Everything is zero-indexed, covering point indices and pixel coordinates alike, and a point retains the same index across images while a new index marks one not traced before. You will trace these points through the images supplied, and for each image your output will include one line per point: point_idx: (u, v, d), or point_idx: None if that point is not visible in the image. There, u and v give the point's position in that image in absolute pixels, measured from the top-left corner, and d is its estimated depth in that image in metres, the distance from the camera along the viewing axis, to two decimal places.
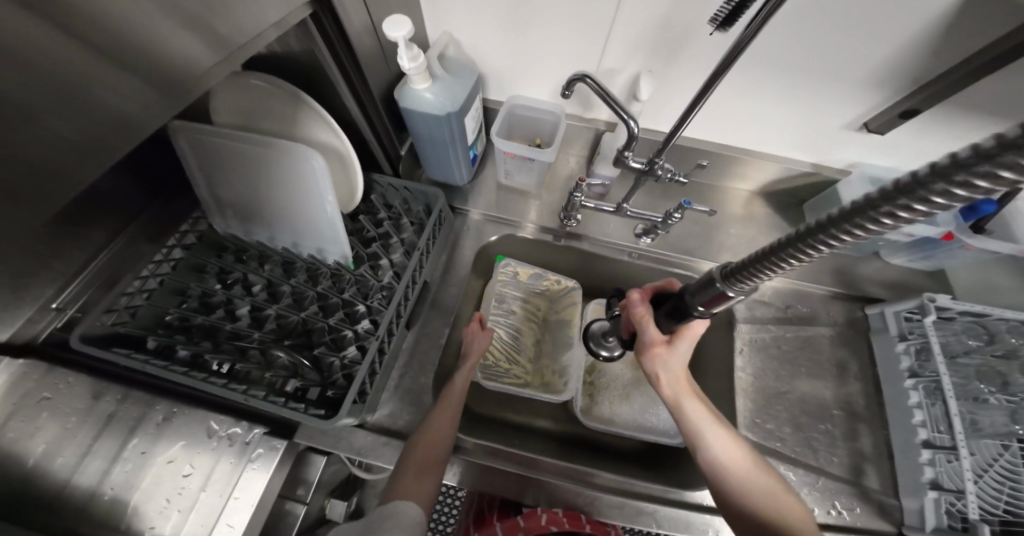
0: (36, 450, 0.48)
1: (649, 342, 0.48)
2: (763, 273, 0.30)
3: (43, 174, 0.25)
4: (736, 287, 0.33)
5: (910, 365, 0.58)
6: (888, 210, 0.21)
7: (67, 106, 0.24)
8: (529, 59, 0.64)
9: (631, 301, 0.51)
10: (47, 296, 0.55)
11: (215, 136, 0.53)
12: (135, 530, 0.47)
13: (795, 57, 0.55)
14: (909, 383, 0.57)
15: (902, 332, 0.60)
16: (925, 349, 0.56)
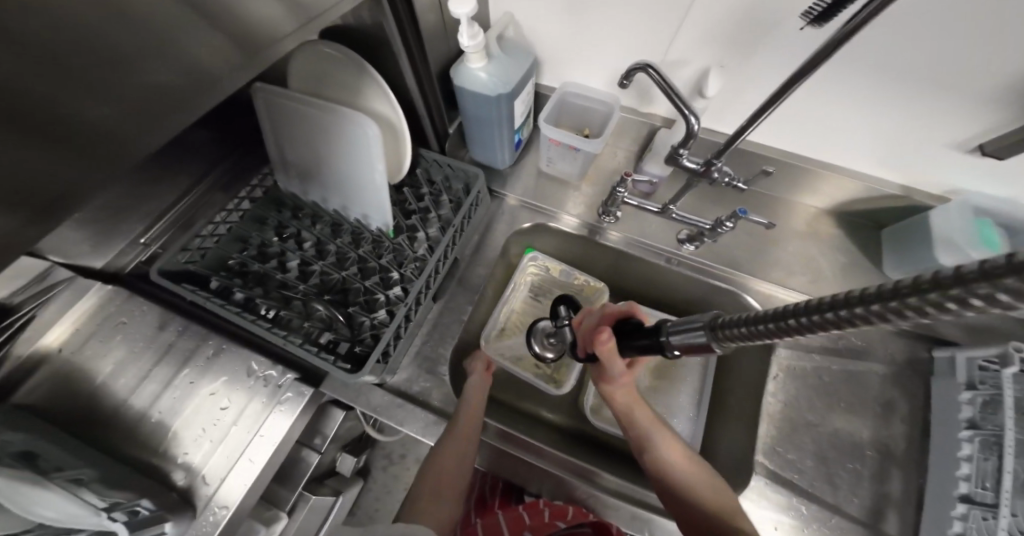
0: (104, 370, 0.57)
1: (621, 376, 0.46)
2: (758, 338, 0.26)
3: (145, 120, 0.29)
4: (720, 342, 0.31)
5: (970, 415, 0.50)
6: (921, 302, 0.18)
7: (167, 56, 0.28)
8: (587, 43, 0.62)
9: (600, 334, 0.45)
10: (137, 232, 0.65)
11: (288, 100, 0.58)
12: (171, 454, 0.54)
13: (903, 59, 0.48)
14: (965, 434, 0.49)
15: (972, 381, 0.51)
16: (994, 401, 0.47)
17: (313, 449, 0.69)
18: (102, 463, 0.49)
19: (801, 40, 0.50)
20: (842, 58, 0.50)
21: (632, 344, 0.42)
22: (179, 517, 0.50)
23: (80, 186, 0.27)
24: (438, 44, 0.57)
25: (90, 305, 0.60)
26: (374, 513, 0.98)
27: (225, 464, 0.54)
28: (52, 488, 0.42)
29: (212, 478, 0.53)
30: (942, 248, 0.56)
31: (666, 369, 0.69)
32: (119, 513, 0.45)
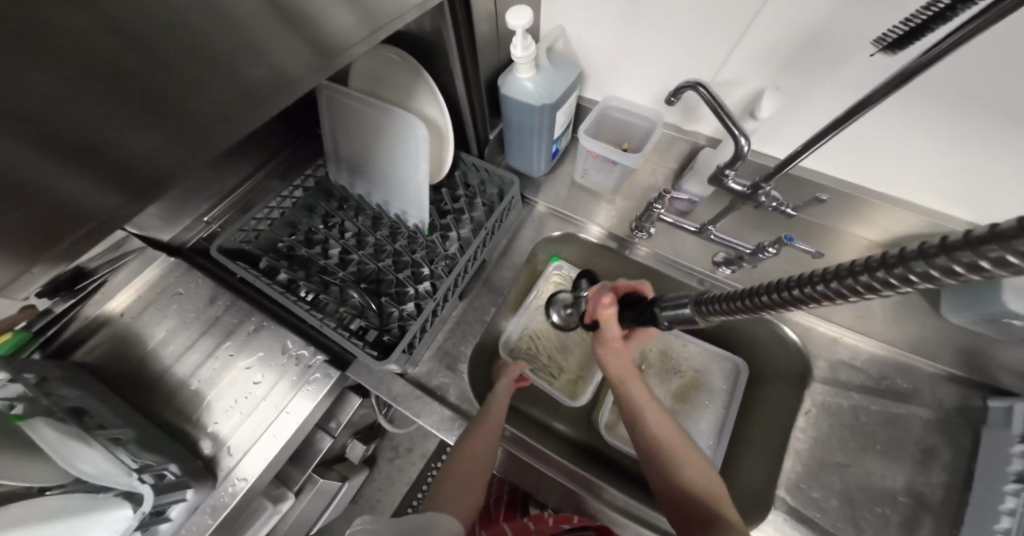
0: (157, 335, 0.63)
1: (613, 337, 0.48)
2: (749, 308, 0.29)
3: (227, 111, 0.32)
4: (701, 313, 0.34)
5: (1019, 468, 0.44)
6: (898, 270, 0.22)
7: (247, 53, 0.31)
8: (634, 58, 0.62)
9: (602, 299, 0.48)
10: (202, 211, 0.72)
11: (349, 99, 0.62)
12: (205, 420, 0.59)
13: (979, 90, 0.44)
14: (1009, 487, 0.43)
15: None
16: None
17: (327, 432, 0.72)
18: (140, 425, 0.54)
19: (866, 65, 0.48)
20: (913, 90, 0.47)
21: (631, 311, 0.44)
22: (201, 486, 0.54)
23: (169, 164, 0.31)
24: (492, 53, 0.59)
25: (155, 273, 0.67)
26: (375, 504, 0.99)
27: (250, 438, 0.58)
28: (93, 446, 0.48)
29: (236, 450, 0.57)
30: (1009, 289, 0.47)
31: (688, 394, 0.67)
32: (148, 475, 0.49)
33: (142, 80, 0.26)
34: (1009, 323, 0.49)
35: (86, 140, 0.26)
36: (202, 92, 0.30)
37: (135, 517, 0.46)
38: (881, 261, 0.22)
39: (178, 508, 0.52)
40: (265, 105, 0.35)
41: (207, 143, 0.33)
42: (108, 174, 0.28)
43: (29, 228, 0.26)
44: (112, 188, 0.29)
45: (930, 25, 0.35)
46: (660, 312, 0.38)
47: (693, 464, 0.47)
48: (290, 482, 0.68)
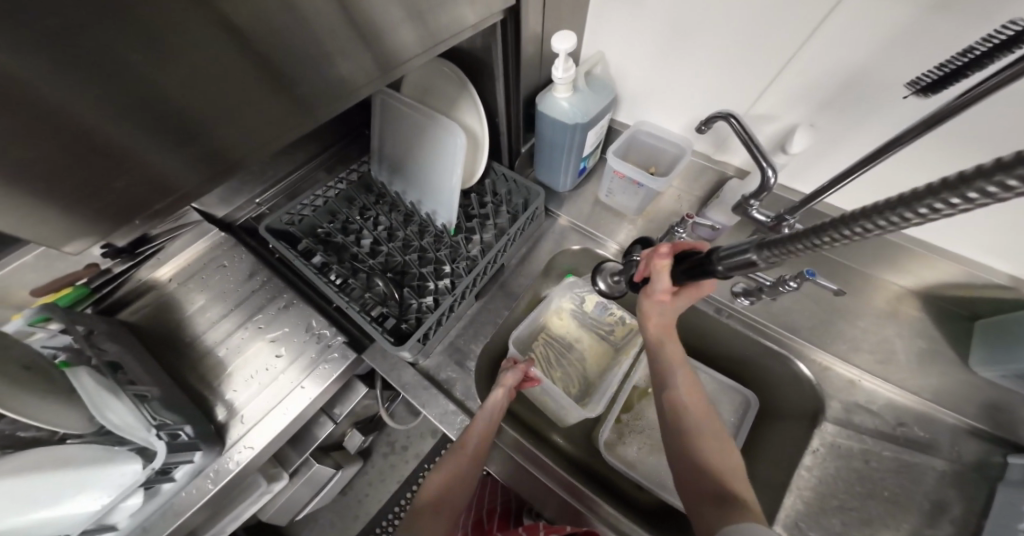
0: (196, 303, 0.69)
1: (661, 291, 0.48)
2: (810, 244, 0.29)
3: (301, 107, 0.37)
4: (764, 256, 0.33)
5: None
6: (958, 193, 0.21)
7: (326, 58, 0.36)
8: (670, 87, 0.65)
9: (659, 250, 0.48)
10: (255, 193, 0.78)
11: (399, 103, 0.68)
12: (227, 385, 0.63)
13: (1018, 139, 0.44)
14: None
15: None
16: None
17: (330, 418, 0.75)
18: (166, 387, 0.58)
19: (902, 105, 0.48)
20: (943, 136, 0.48)
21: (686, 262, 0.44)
22: (210, 450, 0.57)
23: (243, 152, 0.36)
24: (534, 72, 0.63)
25: (204, 247, 0.74)
26: (363, 498, 1.00)
27: (263, 408, 0.62)
28: (121, 399, 0.51)
29: (248, 419, 0.61)
30: None
31: None
32: (164, 433, 0.52)
33: (237, 79, 0.31)
34: None
35: (185, 124, 0.31)
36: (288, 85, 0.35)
37: (143, 472, 0.49)
38: (920, 191, 0.23)
39: (183, 469, 0.56)
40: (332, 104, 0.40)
41: (279, 131, 0.37)
42: (196, 156, 0.33)
43: (127, 193, 0.31)
44: (197, 168, 0.34)
45: (964, 71, 0.37)
46: (722, 262, 0.38)
47: (714, 437, 0.47)
48: (287, 465, 0.72)
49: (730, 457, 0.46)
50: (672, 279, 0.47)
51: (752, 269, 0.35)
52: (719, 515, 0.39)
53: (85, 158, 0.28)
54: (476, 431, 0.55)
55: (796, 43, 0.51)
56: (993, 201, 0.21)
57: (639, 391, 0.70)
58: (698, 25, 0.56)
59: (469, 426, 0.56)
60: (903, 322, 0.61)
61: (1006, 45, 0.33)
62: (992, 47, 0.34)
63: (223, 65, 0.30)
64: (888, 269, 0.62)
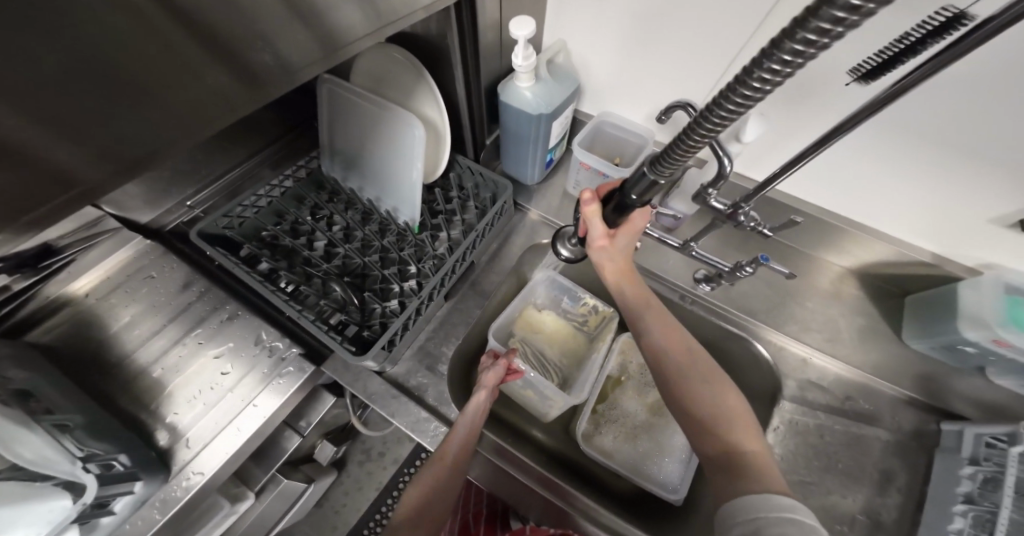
0: (122, 319, 0.60)
1: (597, 238, 0.49)
2: (685, 152, 0.31)
3: (222, 96, 0.32)
4: (659, 172, 0.36)
5: (968, 490, 0.47)
6: (800, 37, 0.19)
7: (251, 40, 0.31)
8: (630, 78, 0.64)
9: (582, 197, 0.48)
10: (186, 195, 0.71)
11: (347, 92, 0.62)
12: (164, 408, 0.56)
13: (953, 127, 0.46)
14: (958, 508, 0.47)
15: (975, 457, 0.48)
16: (994, 479, 0.45)
17: (296, 431, 0.69)
18: (92, 410, 0.51)
19: (845, 96, 0.51)
20: (882, 127, 0.51)
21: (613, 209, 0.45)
22: (152, 479, 0.50)
23: (164, 143, 0.30)
24: (494, 61, 0.60)
25: (129, 255, 0.65)
26: (340, 508, 0.95)
27: (211, 429, 0.55)
28: (38, 432, 0.44)
29: (195, 442, 0.54)
30: (965, 322, 0.53)
31: (665, 407, 0.67)
32: (94, 465, 0.47)
33: (147, 57, 0.26)
34: (964, 349, 0.55)
35: (80, 110, 0.25)
36: (210, 69, 0.30)
37: (74, 508, 0.43)
38: (774, 42, 0.21)
39: (123, 502, 0.49)
40: (264, 95, 0.35)
41: (199, 120, 0.31)
42: (97, 151, 0.27)
43: (6, 198, 0.24)
44: (101, 164, 0.28)
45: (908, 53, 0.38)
46: (633, 191, 0.40)
47: (708, 386, 0.46)
48: (253, 484, 0.65)
49: (730, 401, 0.45)
50: (606, 220, 0.48)
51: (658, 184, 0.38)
52: (731, 489, 0.39)
53: None
54: (457, 439, 0.53)
55: (743, 37, 0.51)
56: (830, 40, 0.19)
57: (613, 380, 0.70)
58: (657, 12, 0.54)
59: (451, 434, 0.54)
60: (847, 300, 0.66)
61: (942, 30, 0.35)
62: (927, 32, 0.36)
63: (126, 42, 0.24)
64: (829, 250, 0.67)
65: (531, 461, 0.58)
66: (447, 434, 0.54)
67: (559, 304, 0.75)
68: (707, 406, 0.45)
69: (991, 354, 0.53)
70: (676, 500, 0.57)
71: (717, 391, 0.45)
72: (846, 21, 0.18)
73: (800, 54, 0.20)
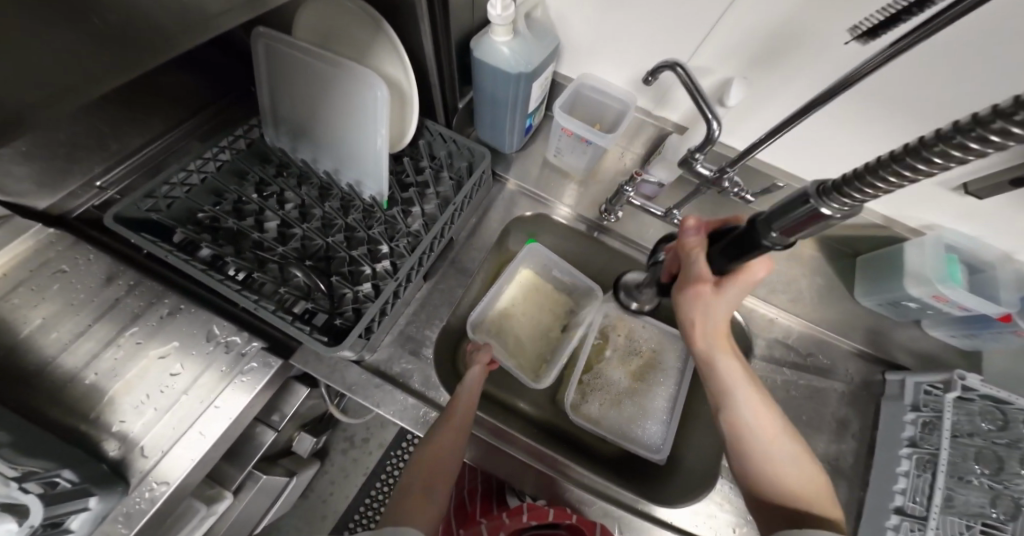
0: (33, 321, 0.51)
1: (699, 274, 0.43)
2: (845, 198, 0.26)
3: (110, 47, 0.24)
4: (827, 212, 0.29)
5: (912, 434, 0.53)
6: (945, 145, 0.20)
7: None
8: (609, 36, 0.59)
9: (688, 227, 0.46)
10: (95, 173, 0.59)
11: (286, 45, 0.53)
12: (106, 418, 0.49)
13: (924, 96, 0.47)
14: (904, 451, 0.53)
15: (916, 403, 0.55)
16: (932, 423, 0.52)
17: (270, 426, 0.65)
18: (23, 425, 0.43)
19: (834, 62, 0.48)
20: (857, 96, 0.51)
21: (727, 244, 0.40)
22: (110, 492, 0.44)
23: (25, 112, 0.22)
24: (466, 15, 0.53)
25: (26, 247, 0.53)
26: (328, 498, 0.93)
27: (167, 437, 0.49)
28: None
29: (152, 451, 0.48)
30: (910, 279, 0.58)
31: (647, 373, 0.69)
32: (34, 484, 0.40)
33: None
34: (906, 304, 0.61)
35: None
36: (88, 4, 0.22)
37: (19, 532, 0.37)
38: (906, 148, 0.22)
39: (79, 519, 0.43)
40: (171, 50, 0.27)
41: (69, 74, 0.23)
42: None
43: None
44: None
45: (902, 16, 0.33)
46: (763, 236, 0.35)
47: (791, 459, 0.41)
48: (228, 483, 0.60)
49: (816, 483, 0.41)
50: (711, 262, 0.43)
51: (798, 230, 0.32)
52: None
53: None
54: (462, 403, 0.53)
55: None
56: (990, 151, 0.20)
57: (596, 350, 0.70)
58: None
59: (454, 400, 0.53)
60: (810, 263, 0.70)
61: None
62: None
63: None
64: (794, 214, 0.70)
65: (520, 436, 0.60)
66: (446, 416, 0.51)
67: (551, 276, 0.74)
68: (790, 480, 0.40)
69: (929, 307, 0.59)
70: (660, 459, 0.61)
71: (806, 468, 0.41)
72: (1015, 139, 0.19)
73: (1009, 135, 0.19)
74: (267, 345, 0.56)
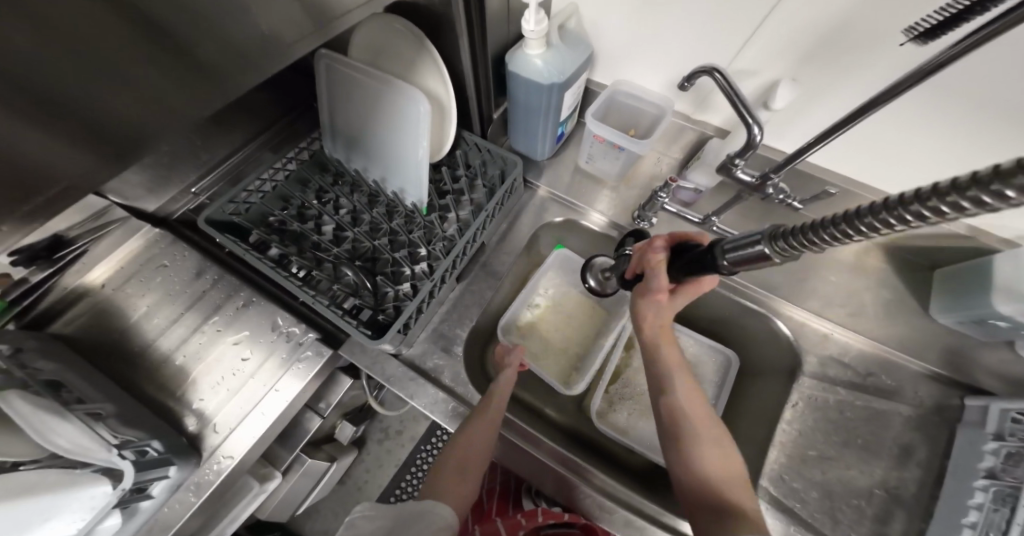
0: (139, 308, 0.61)
1: (659, 288, 0.50)
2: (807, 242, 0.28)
3: (214, 75, 0.29)
4: (778, 248, 0.33)
5: (991, 465, 0.48)
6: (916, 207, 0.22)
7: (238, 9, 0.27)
8: (647, 40, 0.57)
9: (656, 244, 0.51)
10: (190, 181, 0.69)
11: (346, 67, 0.59)
12: (191, 395, 0.58)
13: (1015, 94, 0.41)
14: (980, 483, 0.48)
15: (1001, 432, 0.49)
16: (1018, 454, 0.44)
17: (316, 413, 0.74)
18: (120, 398, 0.54)
19: (894, 61, 0.44)
20: (927, 93, 0.46)
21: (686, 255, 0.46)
22: (184, 463, 0.53)
23: (146, 124, 0.28)
24: (503, 29, 0.55)
25: (139, 244, 0.65)
26: (362, 485, 0.99)
27: (235, 416, 0.57)
28: (72, 420, 0.46)
29: (222, 427, 0.56)
30: (999, 294, 0.50)
31: None
32: (129, 451, 0.48)
33: (125, 23, 0.23)
34: (994, 323, 0.52)
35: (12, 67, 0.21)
36: (202, 37, 0.27)
37: (114, 493, 0.45)
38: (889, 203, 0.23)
39: (160, 485, 0.51)
40: (252, 75, 0.32)
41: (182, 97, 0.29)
42: (30, 118, 0.22)
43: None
44: (57, 141, 0.24)
45: (964, 18, 0.29)
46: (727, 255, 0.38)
47: (716, 444, 0.48)
48: (277, 464, 0.71)
49: (733, 468, 0.47)
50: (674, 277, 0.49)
51: (762, 261, 0.35)
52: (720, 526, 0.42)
53: None
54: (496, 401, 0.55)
55: None
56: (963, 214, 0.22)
57: (623, 359, 0.71)
58: None
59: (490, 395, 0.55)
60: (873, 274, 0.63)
61: None
62: None
63: (95, 16, 0.22)
64: None
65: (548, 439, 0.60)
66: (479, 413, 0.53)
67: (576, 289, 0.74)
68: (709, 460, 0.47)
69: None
70: None
71: (727, 447, 0.48)
72: (987, 206, 0.21)
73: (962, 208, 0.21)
74: (318, 326, 0.63)
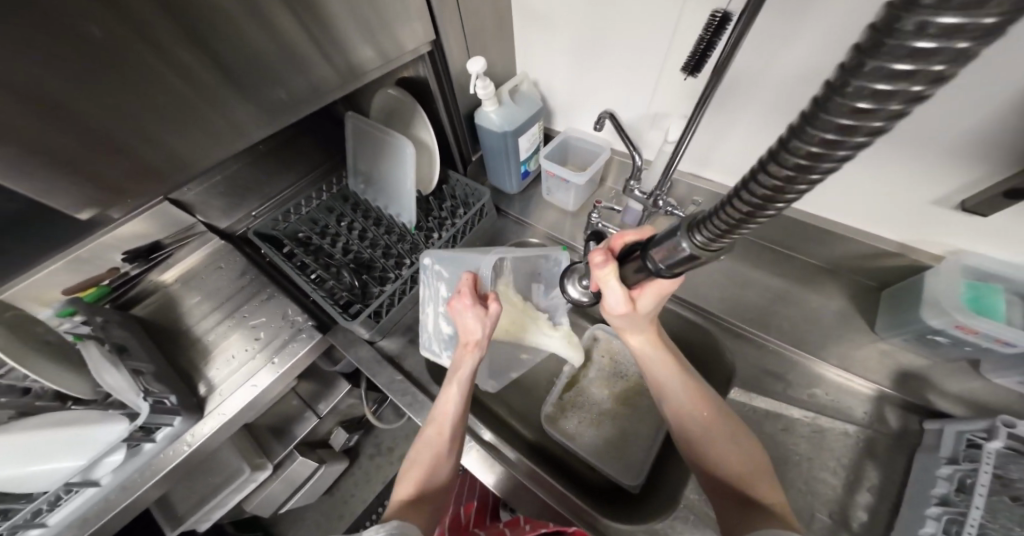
0: (194, 298, 0.80)
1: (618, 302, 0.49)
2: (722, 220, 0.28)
3: (274, 113, 0.47)
4: (696, 242, 0.31)
5: (944, 492, 0.45)
6: (826, 122, 0.20)
7: (291, 70, 0.46)
8: (589, 94, 0.71)
9: (596, 259, 0.47)
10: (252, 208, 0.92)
11: (364, 123, 0.80)
12: (212, 364, 0.72)
13: None
14: (932, 510, 0.44)
15: (955, 456, 0.46)
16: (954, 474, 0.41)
17: (314, 412, 0.87)
18: (160, 363, 0.67)
19: (761, 93, 0.57)
20: (803, 120, 0.57)
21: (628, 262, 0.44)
22: (188, 417, 0.65)
23: (225, 140, 0.45)
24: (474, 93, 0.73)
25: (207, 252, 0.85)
26: (349, 498, 1.04)
27: (236, 382, 0.70)
28: (123, 372, 0.61)
29: (224, 391, 0.70)
30: (928, 308, 0.51)
31: (632, 399, 0.70)
32: (150, 398, 0.61)
33: (220, 79, 0.41)
34: (937, 339, 0.52)
35: (152, 117, 0.38)
36: (268, 86, 0.45)
37: (128, 428, 0.58)
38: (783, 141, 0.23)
39: (164, 432, 0.64)
40: (297, 113, 0.50)
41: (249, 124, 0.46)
42: (166, 131, 0.40)
43: (127, 173, 0.40)
44: (171, 147, 0.41)
45: (707, 52, 0.45)
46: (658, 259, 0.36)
47: (730, 444, 0.49)
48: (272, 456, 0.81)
49: (753, 464, 0.48)
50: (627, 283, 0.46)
51: (691, 259, 0.33)
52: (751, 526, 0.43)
53: (97, 152, 0.36)
54: (451, 405, 0.54)
55: (663, 50, 0.57)
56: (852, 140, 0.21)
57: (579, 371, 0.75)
58: (601, 45, 0.63)
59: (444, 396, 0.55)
60: (821, 294, 0.64)
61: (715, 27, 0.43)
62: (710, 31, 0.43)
63: (207, 77, 0.40)
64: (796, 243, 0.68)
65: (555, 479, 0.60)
66: (437, 413, 0.54)
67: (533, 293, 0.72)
68: (727, 462, 0.48)
69: (964, 343, 0.50)
70: (634, 485, 0.62)
71: (745, 447, 0.49)
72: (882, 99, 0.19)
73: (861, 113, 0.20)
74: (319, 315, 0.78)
